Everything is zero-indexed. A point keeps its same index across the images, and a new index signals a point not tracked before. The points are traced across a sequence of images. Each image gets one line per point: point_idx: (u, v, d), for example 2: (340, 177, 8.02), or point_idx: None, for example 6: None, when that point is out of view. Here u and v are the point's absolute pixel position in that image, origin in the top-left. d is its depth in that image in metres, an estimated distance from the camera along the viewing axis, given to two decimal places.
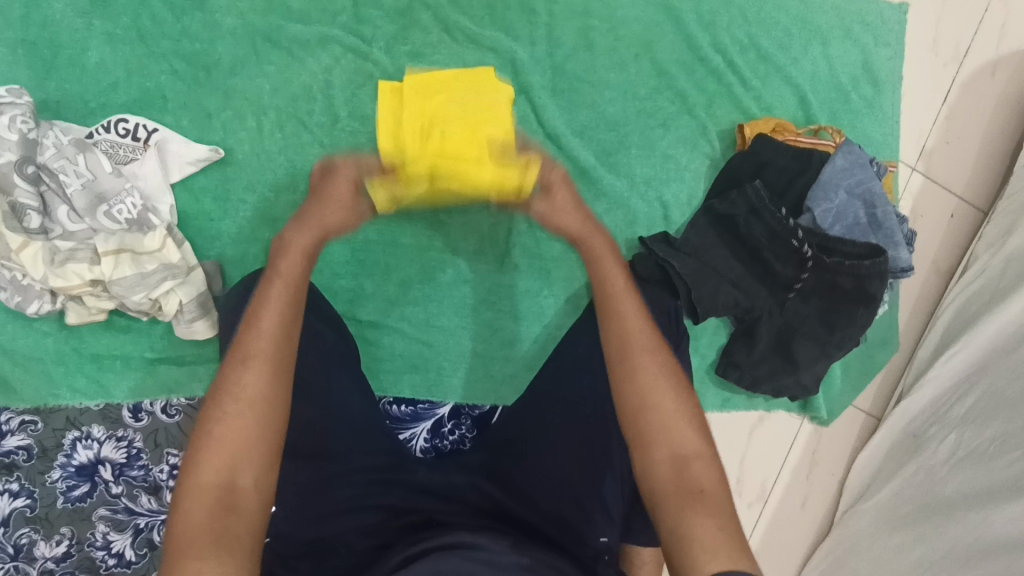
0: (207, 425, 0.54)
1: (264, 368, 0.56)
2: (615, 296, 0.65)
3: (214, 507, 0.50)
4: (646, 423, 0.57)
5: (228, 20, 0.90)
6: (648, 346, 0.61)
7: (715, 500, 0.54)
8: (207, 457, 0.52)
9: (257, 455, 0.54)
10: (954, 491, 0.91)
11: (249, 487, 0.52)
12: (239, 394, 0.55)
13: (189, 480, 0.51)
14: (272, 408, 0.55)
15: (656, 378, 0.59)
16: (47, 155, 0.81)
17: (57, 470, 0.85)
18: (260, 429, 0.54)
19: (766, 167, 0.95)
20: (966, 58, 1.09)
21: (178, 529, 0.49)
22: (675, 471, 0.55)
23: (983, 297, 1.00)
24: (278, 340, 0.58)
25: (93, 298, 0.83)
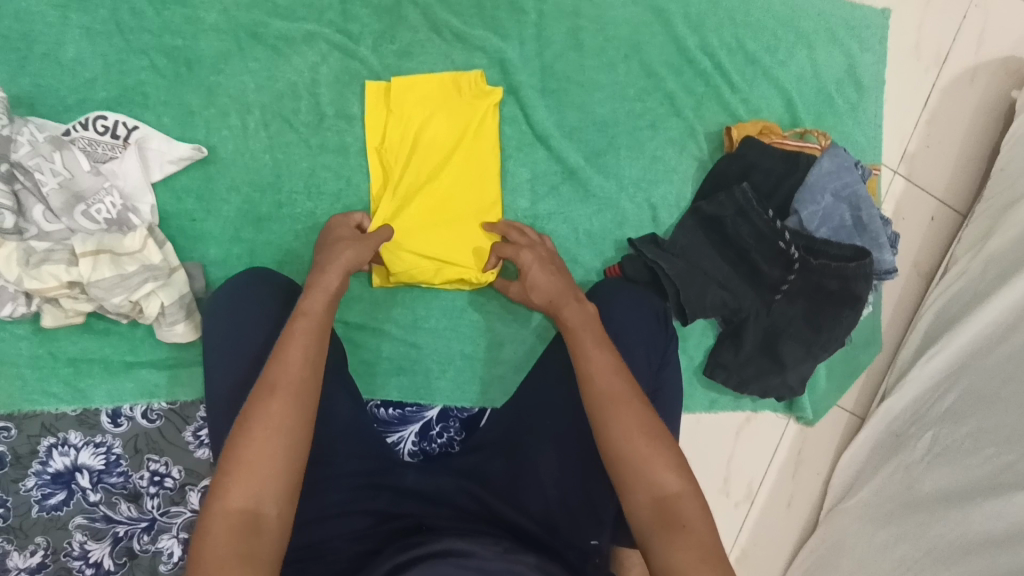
0: (233, 451, 0.54)
1: (289, 398, 0.57)
2: (585, 353, 0.65)
3: (239, 536, 0.50)
4: (621, 471, 0.58)
5: (211, 15, 0.88)
6: (621, 396, 0.61)
7: (699, 535, 0.54)
8: (236, 484, 0.52)
9: (282, 482, 0.54)
10: (934, 490, 0.93)
11: (273, 515, 0.53)
12: (267, 422, 0.55)
13: (216, 507, 0.52)
14: (298, 437, 0.56)
15: (631, 427, 0.59)
16: (21, 153, 0.78)
17: (32, 478, 0.83)
18: (286, 457, 0.54)
19: (753, 169, 0.95)
20: (946, 62, 1.11)
21: (203, 558, 0.49)
22: (658, 512, 0.56)
23: (965, 298, 1.01)
24: (306, 372, 0.59)
25: (70, 300, 0.80)
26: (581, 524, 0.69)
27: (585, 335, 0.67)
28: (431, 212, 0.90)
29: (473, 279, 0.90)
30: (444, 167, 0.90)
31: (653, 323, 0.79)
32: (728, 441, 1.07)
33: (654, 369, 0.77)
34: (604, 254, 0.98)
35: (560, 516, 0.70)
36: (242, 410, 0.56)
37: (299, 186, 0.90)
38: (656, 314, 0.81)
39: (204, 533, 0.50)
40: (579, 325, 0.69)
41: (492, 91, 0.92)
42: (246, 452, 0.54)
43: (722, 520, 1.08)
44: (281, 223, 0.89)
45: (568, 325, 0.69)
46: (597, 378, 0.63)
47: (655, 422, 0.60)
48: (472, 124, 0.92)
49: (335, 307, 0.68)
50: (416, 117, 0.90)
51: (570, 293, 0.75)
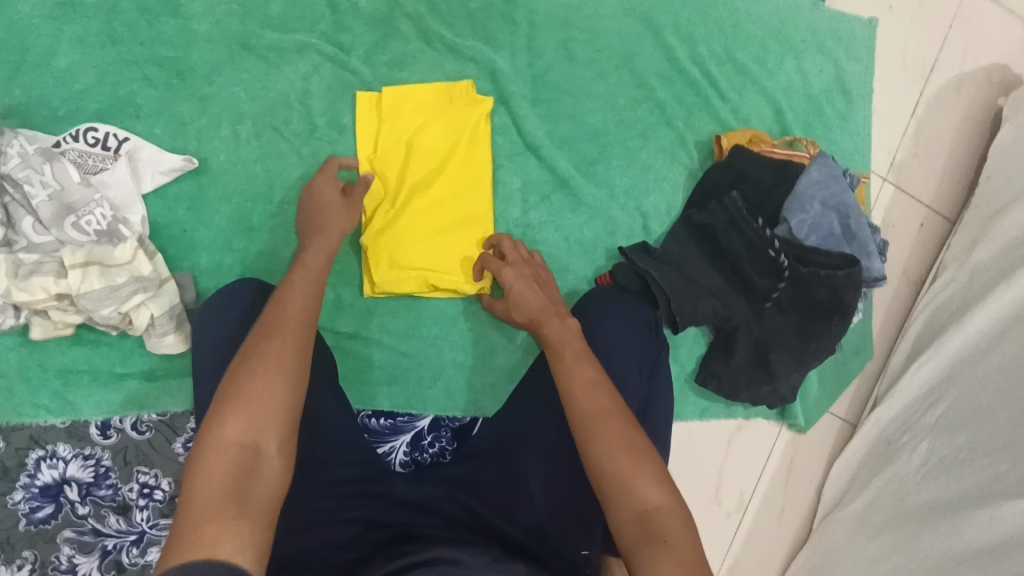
0: (235, 384, 0.55)
1: (288, 344, 0.59)
2: (565, 370, 0.66)
3: (238, 468, 0.51)
4: (604, 485, 0.58)
5: (203, 26, 0.88)
6: (603, 411, 0.62)
7: (681, 551, 0.54)
8: (234, 417, 0.53)
9: (281, 419, 0.55)
10: (926, 499, 0.93)
11: (270, 451, 0.54)
12: (268, 359, 0.57)
13: (212, 438, 0.52)
14: (296, 380, 0.57)
15: (614, 441, 0.59)
16: (11, 164, 0.79)
17: (19, 491, 0.82)
18: (285, 392, 0.56)
19: (743, 178, 0.96)
20: (932, 74, 1.12)
21: (200, 486, 0.50)
22: (641, 529, 0.56)
23: (953, 306, 1.02)
24: (303, 322, 0.62)
25: (59, 312, 0.80)
26: (570, 533, 0.70)
27: (565, 351, 0.69)
28: (423, 221, 0.90)
29: (462, 288, 0.90)
30: (435, 177, 0.91)
31: (644, 335, 0.79)
32: (720, 449, 1.07)
33: (646, 379, 0.77)
34: (596, 262, 0.98)
35: (550, 524, 0.70)
36: (242, 350, 0.58)
37: (291, 196, 0.90)
38: (649, 323, 0.81)
39: (202, 462, 0.51)
40: (564, 341, 0.70)
41: (484, 99, 0.93)
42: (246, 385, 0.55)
43: (714, 529, 1.08)
44: (273, 233, 0.89)
45: (552, 340, 0.71)
46: (578, 395, 0.63)
47: (638, 436, 0.60)
48: (464, 133, 0.92)
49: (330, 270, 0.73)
50: (408, 127, 0.91)
51: (554, 313, 0.76)
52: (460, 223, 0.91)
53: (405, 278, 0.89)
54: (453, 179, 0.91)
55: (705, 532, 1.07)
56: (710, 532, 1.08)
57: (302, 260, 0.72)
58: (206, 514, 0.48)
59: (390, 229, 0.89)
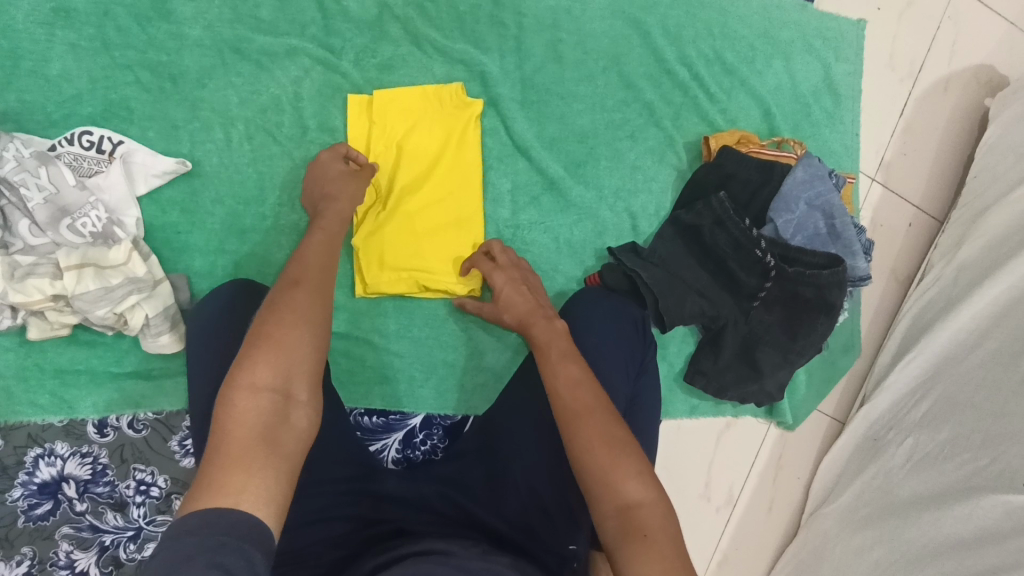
0: (264, 331, 0.56)
1: (314, 299, 0.61)
2: (551, 368, 0.68)
3: (269, 415, 0.52)
4: (585, 478, 0.60)
5: (195, 31, 0.89)
6: (585, 407, 0.63)
7: (659, 546, 0.55)
8: (265, 360, 0.54)
9: (307, 369, 0.57)
10: (909, 493, 0.94)
11: (298, 398, 0.55)
12: (295, 309, 0.58)
13: (243, 382, 0.53)
14: (322, 333, 0.59)
15: (596, 436, 0.61)
16: (6, 168, 0.80)
17: (18, 488, 0.84)
18: (311, 344, 0.57)
19: (730, 178, 0.97)
20: (920, 74, 1.13)
21: (229, 432, 0.51)
22: (621, 524, 0.57)
23: (940, 304, 1.03)
24: (323, 281, 0.64)
25: (55, 312, 0.82)
26: (558, 528, 0.71)
27: (550, 350, 0.70)
28: (413, 223, 0.91)
29: (455, 290, 0.92)
30: (425, 179, 0.92)
31: (630, 334, 0.80)
32: (710, 446, 1.09)
33: (632, 377, 0.78)
34: (585, 262, 0.99)
35: (537, 519, 0.72)
36: (266, 301, 0.60)
37: (283, 198, 0.91)
38: (635, 323, 0.82)
39: (233, 404, 0.52)
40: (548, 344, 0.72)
41: (473, 102, 0.94)
42: (274, 334, 0.56)
43: (705, 525, 1.09)
44: (265, 235, 0.91)
45: (537, 341, 0.73)
46: (562, 390, 0.65)
47: (620, 432, 0.61)
48: (454, 135, 0.93)
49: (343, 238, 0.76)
50: (398, 130, 0.92)
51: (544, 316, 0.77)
52: (450, 224, 0.92)
53: (397, 280, 0.91)
54: (443, 180, 0.93)
55: (693, 527, 1.09)
56: (701, 527, 1.09)
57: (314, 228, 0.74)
58: (237, 457, 0.49)
59: (381, 231, 0.91)
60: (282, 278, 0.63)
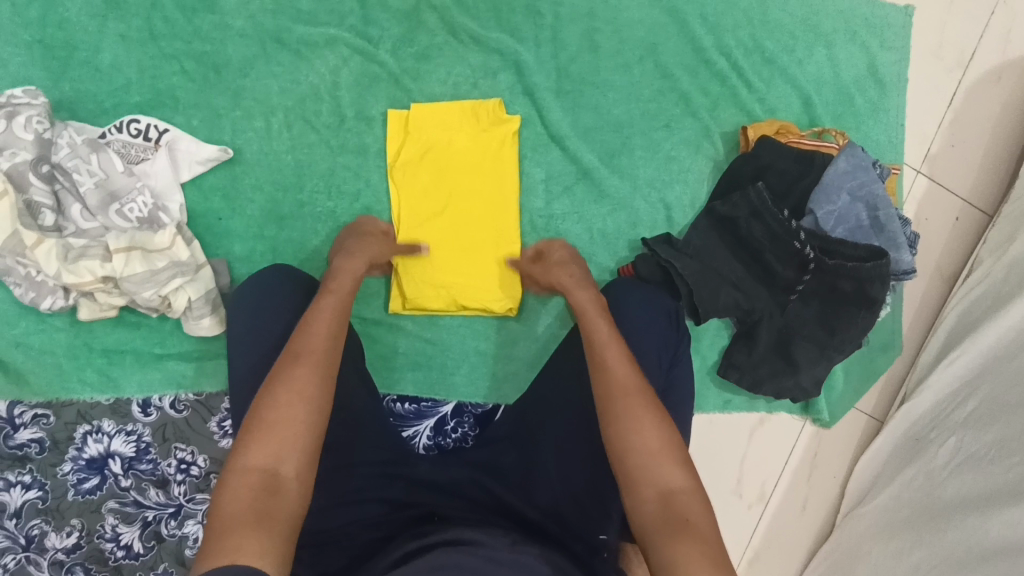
0: (259, 410, 0.57)
1: (313, 367, 0.60)
2: (600, 341, 0.67)
3: (260, 490, 0.53)
4: (632, 461, 0.59)
5: (238, 22, 0.91)
6: (627, 386, 0.63)
7: (702, 532, 0.54)
8: (257, 441, 0.56)
9: (301, 445, 0.57)
10: (954, 494, 0.90)
11: (290, 475, 0.55)
12: (290, 384, 0.58)
13: (238, 464, 0.55)
14: (319, 405, 0.59)
15: (641, 420, 0.61)
16: (61, 154, 0.84)
17: (68, 462, 0.87)
18: (305, 419, 0.58)
19: (767, 169, 0.95)
20: (971, 63, 1.09)
21: (222, 511, 0.52)
22: (663, 508, 0.57)
23: (989, 300, 0.99)
24: (328, 348, 0.63)
25: (104, 294, 0.85)
26: (589, 516, 0.71)
27: (597, 326, 0.69)
28: (449, 239, 0.92)
29: (486, 292, 0.92)
30: (461, 194, 0.92)
31: (665, 325, 0.79)
32: (743, 441, 1.07)
33: (665, 367, 0.77)
34: (618, 253, 0.99)
35: (568, 509, 0.71)
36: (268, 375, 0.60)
37: (320, 186, 0.93)
38: (669, 312, 0.81)
39: (227, 485, 0.53)
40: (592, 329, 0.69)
41: (509, 119, 0.94)
42: (269, 412, 0.57)
43: (735, 519, 1.08)
44: (304, 222, 0.93)
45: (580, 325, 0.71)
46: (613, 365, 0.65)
47: (666, 420, 0.61)
48: (489, 148, 0.93)
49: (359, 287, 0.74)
50: (434, 147, 0.92)
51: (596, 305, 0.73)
52: (478, 225, 0.93)
53: (437, 298, 0.92)
54: (480, 194, 0.93)
55: (723, 522, 1.08)
56: (732, 522, 1.08)
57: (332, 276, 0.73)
58: (226, 536, 0.50)
59: (411, 229, 0.92)
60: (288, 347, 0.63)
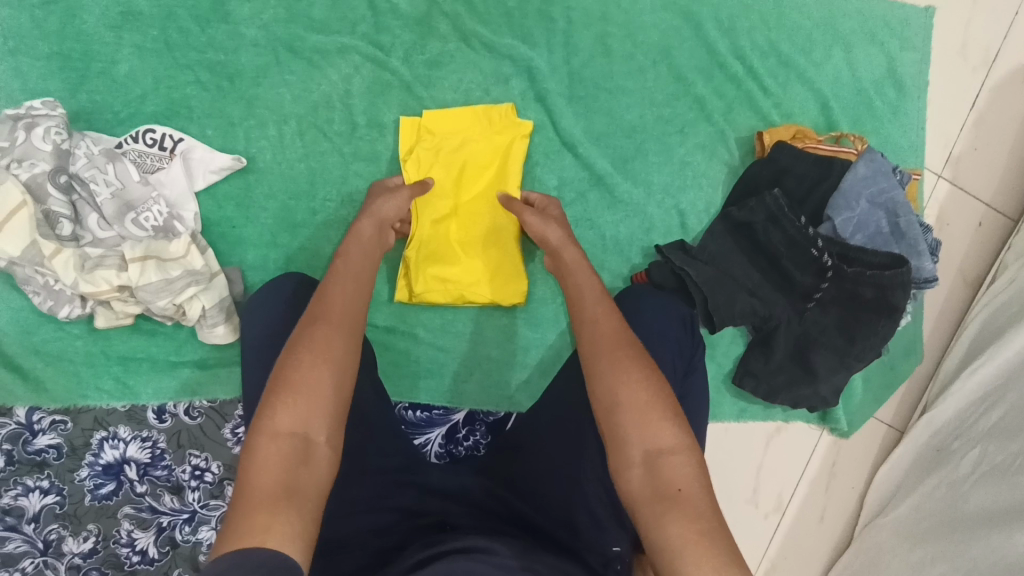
0: (283, 375, 0.56)
1: (337, 333, 0.59)
2: (583, 308, 0.68)
3: (289, 459, 0.52)
4: (621, 418, 0.58)
5: (251, 31, 0.92)
6: (617, 341, 0.63)
7: (693, 502, 0.53)
8: (284, 406, 0.54)
9: (329, 411, 0.56)
10: (977, 508, 0.88)
11: (321, 441, 0.54)
12: (315, 348, 0.58)
13: (265, 428, 0.53)
14: (345, 374, 0.58)
15: (623, 371, 0.60)
16: (79, 165, 0.85)
17: (85, 468, 0.88)
18: (332, 383, 0.56)
19: (785, 174, 0.94)
20: (995, 64, 1.06)
21: (251, 478, 0.51)
22: (649, 474, 0.56)
23: (1014, 307, 0.97)
24: (349, 315, 0.62)
25: (121, 303, 0.86)
26: (603, 527, 0.69)
27: (583, 294, 0.70)
28: (458, 245, 0.91)
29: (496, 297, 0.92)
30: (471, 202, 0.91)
31: (678, 329, 0.78)
32: (758, 450, 1.06)
33: (679, 376, 0.75)
34: (631, 260, 0.98)
35: (582, 517, 0.70)
36: (289, 340, 0.59)
37: (332, 193, 0.93)
38: (684, 320, 0.80)
39: (255, 451, 0.53)
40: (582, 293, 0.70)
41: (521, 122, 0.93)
42: (293, 375, 0.56)
43: (751, 529, 1.07)
44: (316, 230, 0.93)
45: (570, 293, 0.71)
46: (596, 323, 0.65)
47: (654, 373, 0.60)
48: (499, 156, 0.92)
49: (370, 253, 0.73)
50: (445, 154, 0.91)
51: (585, 266, 0.75)
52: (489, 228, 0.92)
53: (443, 291, 0.91)
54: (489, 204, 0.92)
55: (739, 531, 1.06)
56: (747, 532, 1.06)
57: (348, 243, 0.73)
58: (257, 503, 0.49)
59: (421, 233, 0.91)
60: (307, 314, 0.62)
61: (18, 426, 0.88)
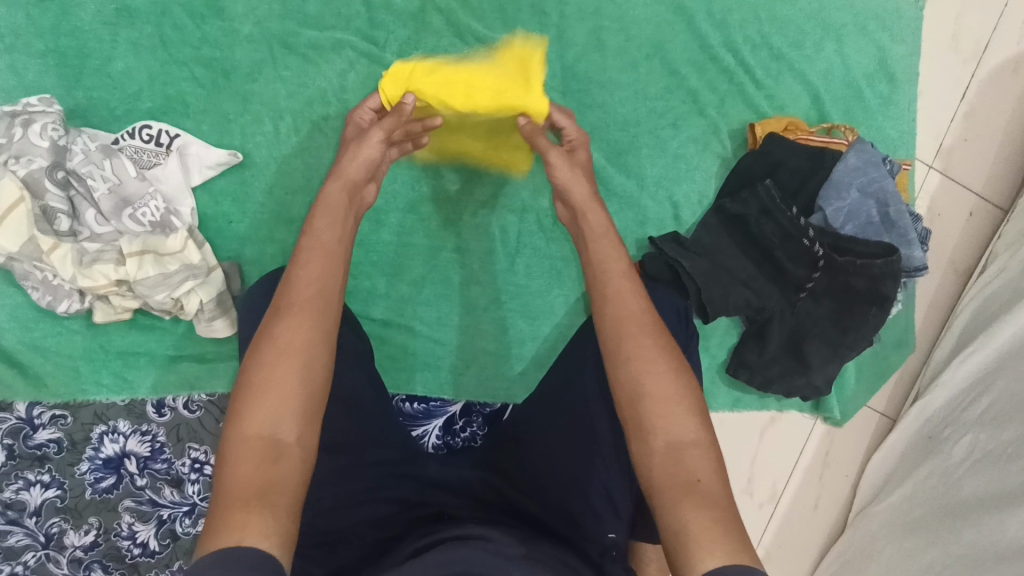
0: (248, 376, 0.55)
1: (299, 326, 0.57)
2: (607, 284, 0.66)
3: (259, 459, 0.51)
4: (644, 409, 0.58)
5: (246, 27, 0.92)
6: (642, 326, 0.62)
7: (711, 493, 0.54)
8: (251, 408, 0.53)
9: (298, 407, 0.54)
10: (969, 493, 0.88)
11: (290, 437, 0.53)
12: (279, 344, 0.56)
13: (236, 431, 0.53)
14: (313, 367, 0.56)
15: (651, 361, 0.60)
16: (76, 161, 0.86)
17: (85, 462, 0.89)
18: (297, 379, 0.55)
19: (778, 167, 0.94)
20: (984, 56, 1.07)
21: (226, 481, 0.51)
22: (670, 463, 0.56)
23: (1004, 296, 0.98)
24: (315, 301, 0.59)
25: (119, 297, 0.86)
26: (599, 517, 0.70)
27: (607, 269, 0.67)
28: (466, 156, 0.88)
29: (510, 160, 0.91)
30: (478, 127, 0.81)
31: (672, 321, 0.78)
32: (752, 440, 1.07)
33: None
34: (625, 252, 0.99)
35: (579, 508, 0.71)
36: (256, 338, 0.58)
37: None
38: (679, 312, 0.80)
39: (228, 454, 0.52)
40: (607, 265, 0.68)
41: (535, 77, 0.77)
42: (259, 376, 0.55)
43: (747, 518, 1.08)
44: None
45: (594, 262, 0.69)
46: (622, 303, 0.64)
47: (681, 366, 0.60)
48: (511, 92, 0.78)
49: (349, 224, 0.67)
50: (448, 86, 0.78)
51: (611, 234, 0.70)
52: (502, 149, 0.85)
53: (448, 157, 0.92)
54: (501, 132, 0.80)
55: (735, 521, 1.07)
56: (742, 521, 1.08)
57: (316, 210, 0.66)
58: (232, 505, 0.49)
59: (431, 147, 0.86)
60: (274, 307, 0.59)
61: (19, 421, 0.89)
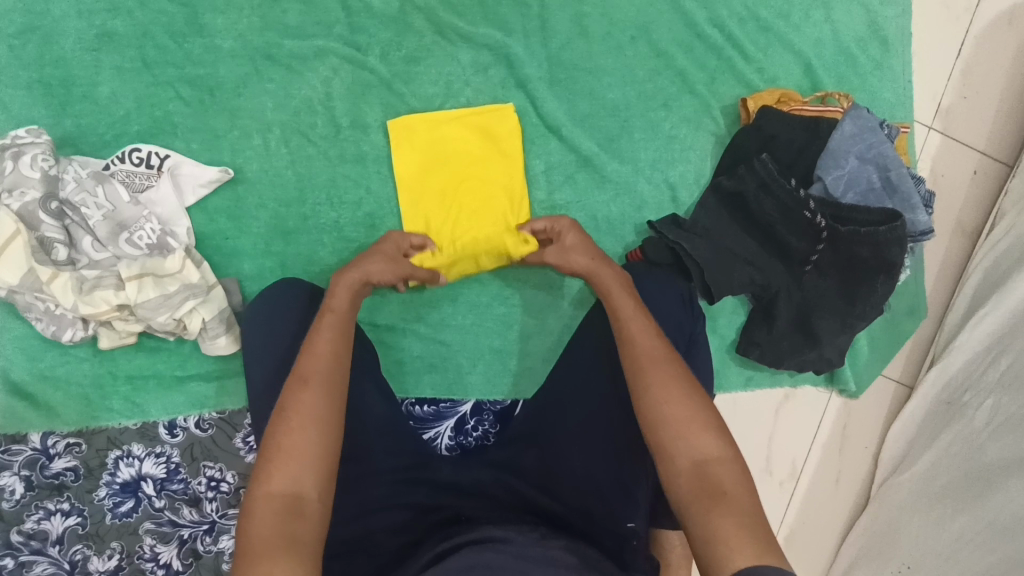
0: (273, 439, 0.57)
1: (318, 392, 0.60)
2: (621, 316, 0.68)
3: (283, 516, 0.53)
4: (665, 431, 0.59)
5: (227, 42, 0.92)
6: (653, 356, 0.63)
7: (737, 502, 0.54)
8: (277, 469, 0.56)
9: (320, 467, 0.57)
10: (994, 459, 0.87)
11: (313, 496, 0.55)
12: (302, 409, 0.58)
13: (260, 491, 0.55)
14: (330, 427, 0.59)
15: (667, 388, 0.61)
16: (68, 190, 0.86)
17: (103, 488, 0.90)
18: (319, 442, 0.58)
19: (772, 140, 0.93)
20: (977, 10, 1.05)
21: (250, 537, 0.52)
22: (695, 477, 0.56)
23: (1015, 254, 0.96)
24: (335, 367, 0.62)
25: (122, 322, 0.87)
26: (616, 507, 0.69)
27: (619, 301, 0.69)
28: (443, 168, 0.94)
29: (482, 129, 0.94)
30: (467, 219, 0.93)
31: (676, 305, 0.77)
32: (768, 417, 1.05)
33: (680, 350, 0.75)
34: (625, 239, 0.98)
35: (594, 500, 0.71)
36: (278, 402, 0.60)
37: (322, 197, 0.94)
38: (682, 295, 0.79)
39: (252, 512, 0.54)
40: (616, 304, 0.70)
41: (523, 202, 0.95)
42: (283, 438, 0.57)
43: (767, 498, 1.07)
44: (309, 234, 0.93)
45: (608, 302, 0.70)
46: (637, 339, 0.65)
47: (695, 388, 0.61)
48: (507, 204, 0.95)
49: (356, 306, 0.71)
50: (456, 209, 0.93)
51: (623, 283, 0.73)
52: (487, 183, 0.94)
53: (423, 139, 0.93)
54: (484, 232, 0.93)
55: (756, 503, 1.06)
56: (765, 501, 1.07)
57: (332, 291, 0.71)
58: (259, 561, 0.51)
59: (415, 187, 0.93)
60: (294, 372, 0.62)
61: (34, 451, 0.89)
